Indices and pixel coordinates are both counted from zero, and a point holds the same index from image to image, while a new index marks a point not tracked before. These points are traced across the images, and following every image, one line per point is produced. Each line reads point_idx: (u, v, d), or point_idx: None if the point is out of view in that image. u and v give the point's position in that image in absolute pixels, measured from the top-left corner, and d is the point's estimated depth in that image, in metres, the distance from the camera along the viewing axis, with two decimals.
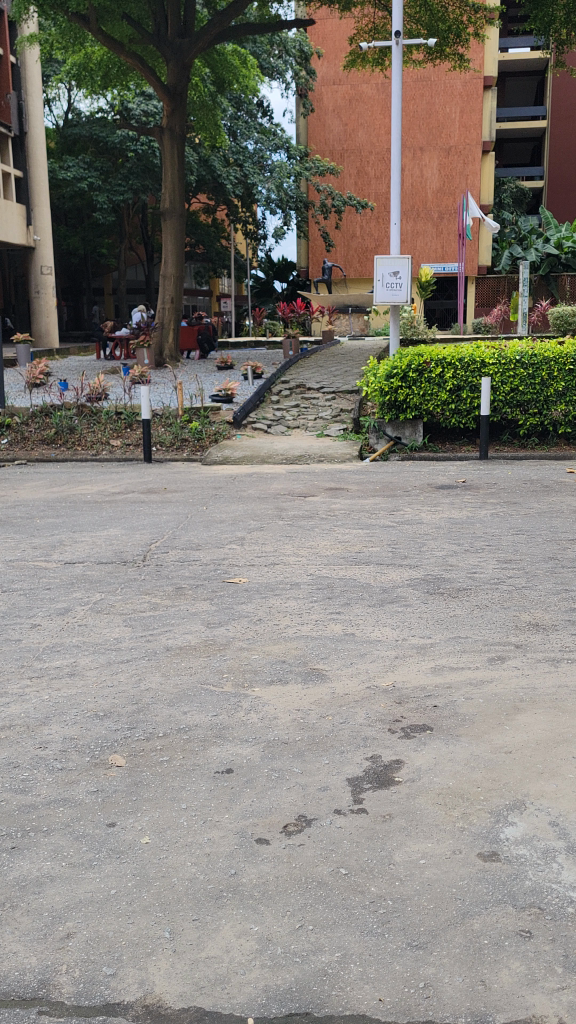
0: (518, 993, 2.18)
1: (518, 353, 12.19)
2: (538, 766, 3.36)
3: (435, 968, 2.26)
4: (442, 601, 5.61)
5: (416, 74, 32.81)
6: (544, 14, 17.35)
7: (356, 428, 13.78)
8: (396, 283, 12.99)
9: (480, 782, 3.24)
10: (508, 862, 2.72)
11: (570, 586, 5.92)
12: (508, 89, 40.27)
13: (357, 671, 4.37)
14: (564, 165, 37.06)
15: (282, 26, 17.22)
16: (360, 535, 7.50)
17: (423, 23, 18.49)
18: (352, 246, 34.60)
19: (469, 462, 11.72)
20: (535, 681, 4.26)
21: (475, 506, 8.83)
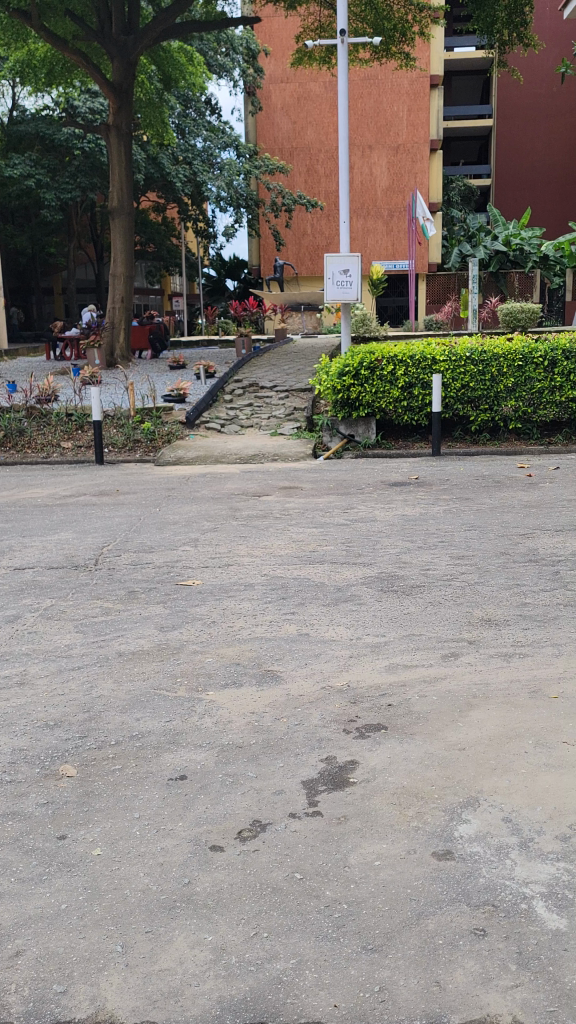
0: (474, 994, 2.18)
1: (469, 348, 12.31)
2: (490, 762, 3.39)
3: (390, 971, 2.25)
4: (397, 597, 5.65)
5: (363, 73, 32.91)
6: (487, 14, 17.58)
7: (310, 426, 13.81)
8: (346, 280, 13.00)
9: (435, 780, 3.25)
10: (462, 861, 2.72)
11: (521, 578, 6.05)
12: (455, 88, 40.76)
13: (311, 672, 4.36)
14: (511, 163, 37.59)
15: (229, 23, 17.02)
16: (314, 534, 7.49)
17: (369, 22, 18.63)
18: (303, 244, 34.65)
19: (422, 459, 11.81)
20: (487, 674, 4.32)
21: (429, 502, 8.91)
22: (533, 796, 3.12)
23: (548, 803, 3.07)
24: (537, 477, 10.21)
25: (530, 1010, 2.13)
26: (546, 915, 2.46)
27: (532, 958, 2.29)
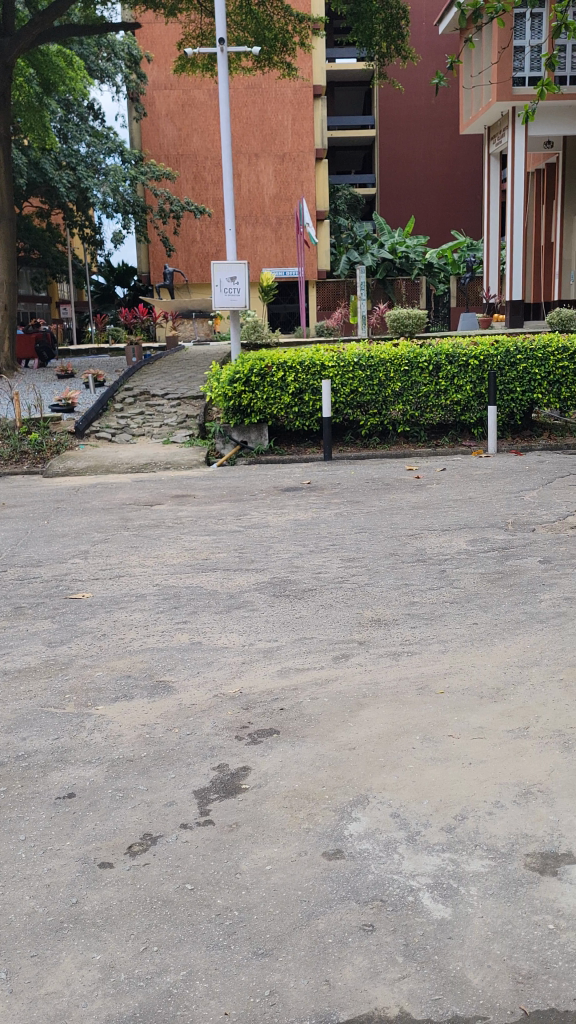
0: (362, 989, 2.22)
1: (356, 355, 12.52)
2: (379, 759, 3.46)
3: (280, 974, 2.27)
4: (288, 602, 5.70)
5: (246, 81, 33.11)
6: (365, 27, 17.97)
7: (202, 434, 13.78)
8: (234, 288, 13.04)
9: (326, 781, 3.30)
10: (352, 859, 2.77)
11: (409, 578, 6.18)
12: (338, 99, 41.53)
13: (203, 682, 4.33)
14: (394, 172, 38.53)
15: (110, 28, 16.78)
16: (206, 543, 7.45)
17: (251, 31, 18.76)
18: (193, 251, 34.56)
19: (314, 464, 11.95)
20: (376, 674, 4.39)
21: (321, 506, 9.03)
22: (420, 790, 3.21)
23: (435, 797, 3.15)
24: (424, 479, 10.51)
25: (416, 1000, 2.18)
26: (432, 906, 2.53)
27: (418, 950, 2.35)
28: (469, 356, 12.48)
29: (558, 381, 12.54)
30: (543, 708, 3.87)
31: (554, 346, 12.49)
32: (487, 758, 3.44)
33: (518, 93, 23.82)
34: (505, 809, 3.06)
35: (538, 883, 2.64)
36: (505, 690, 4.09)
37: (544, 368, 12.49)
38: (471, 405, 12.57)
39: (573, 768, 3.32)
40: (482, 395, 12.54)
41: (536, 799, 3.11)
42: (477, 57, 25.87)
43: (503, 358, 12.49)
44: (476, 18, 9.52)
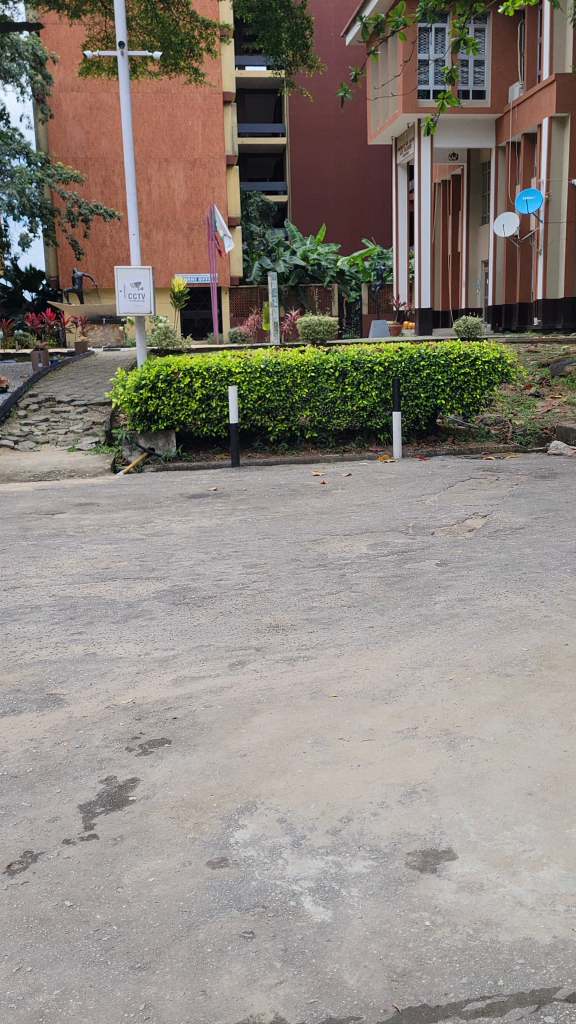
0: (239, 996, 2.22)
1: (263, 362, 12.52)
2: (269, 765, 3.47)
3: (156, 987, 2.25)
4: (188, 609, 5.67)
5: (155, 86, 32.86)
6: (272, 35, 18.01)
7: (109, 441, 13.61)
8: (139, 293, 12.90)
9: (214, 789, 3.29)
10: (236, 866, 2.77)
11: (309, 583, 6.24)
12: (248, 105, 41.65)
13: (96, 693, 4.27)
14: (305, 181, 38.88)
15: (11, 27, 16.38)
16: (107, 551, 7.38)
17: (156, 35, 18.60)
18: (103, 255, 34.05)
19: (221, 470, 11.95)
20: (271, 680, 4.39)
21: (225, 513, 9.01)
22: (307, 794, 3.23)
23: (322, 800, 3.18)
24: (330, 485, 10.56)
25: (292, 1006, 2.19)
26: (313, 909, 2.55)
27: (295, 954, 2.37)
28: (374, 362, 12.63)
29: (460, 387, 12.84)
30: (432, 708, 3.95)
31: (456, 353, 12.78)
32: (374, 761, 3.48)
33: (423, 105, 24.39)
34: (389, 809, 3.10)
35: (415, 882, 2.68)
36: (397, 691, 4.17)
37: (447, 374, 12.77)
38: (377, 411, 12.77)
39: (457, 766, 3.39)
40: (387, 401, 12.75)
41: (421, 798, 3.16)
42: (383, 69, 26.30)
43: (408, 364, 12.70)
44: (379, 31, 9.64)
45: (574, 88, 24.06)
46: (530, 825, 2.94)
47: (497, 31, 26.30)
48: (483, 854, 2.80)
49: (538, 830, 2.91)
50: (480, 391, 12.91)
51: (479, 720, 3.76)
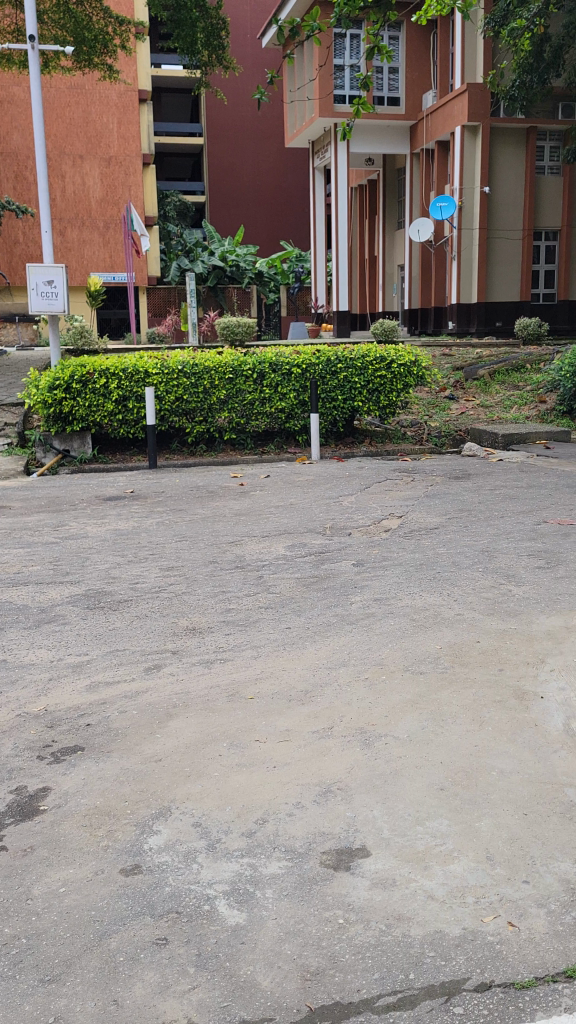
0: (151, 1006, 2.20)
1: (181, 362, 12.42)
2: (184, 769, 3.44)
3: (67, 1000, 2.21)
4: (103, 613, 5.59)
5: (68, 81, 32.28)
6: (187, 34, 17.88)
7: (22, 443, 13.30)
8: (52, 292, 12.66)
9: (129, 795, 3.25)
10: (149, 873, 2.74)
11: (226, 585, 6.22)
12: (165, 104, 41.32)
13: (7, 702, 4.16)
14: (223, 182, 38.80)
15: None
16: (20, 555, 7.21)
17: (69, 29, 18.26)
18: (16, 252, 33.26)
19: (139, 472, 11.82)
20: (187, 684, 4.36)
21: (143, 515, 8.91)
22: (223, 797, 3.22)
23: (237, 803, 3.18)
24: (248, 486, 10.56)
25: (204, 1010, 2.18)
26: (226, 912, 2.55)
27: (209, 958, 2.36)
28: (292, 365, 12.67)
29: (377, 389, 12.98)
30: (347, 707, 3.99)
31: (372, 356, 12.92)
32: (290, 762, 3.48)
33: (339, 110, 24.62)
34: (304, 810, 3.12)
35: (330, 881, 2.70)
36: (313, 692, 4.19)
37: (363, 377, 12.89)
38: (295, 414, 12.83)
39: (372, 763, 3.43)
40: (305, 403, 12.82)
41: (336, 797, 3.19)
42: (298, 73, 26.45)
43: (325, 367, 12.79)
44: (295, 35, 9.65)
45: (485, 99, 24.84)
46: (441, 819, 2.99)
47: (411, 39, 26.86)
48: (396, 850, 2.83)
49: (449, 823, 2.95)
50: (396, 393, 13.09)
51: (394, 718, 3.82)
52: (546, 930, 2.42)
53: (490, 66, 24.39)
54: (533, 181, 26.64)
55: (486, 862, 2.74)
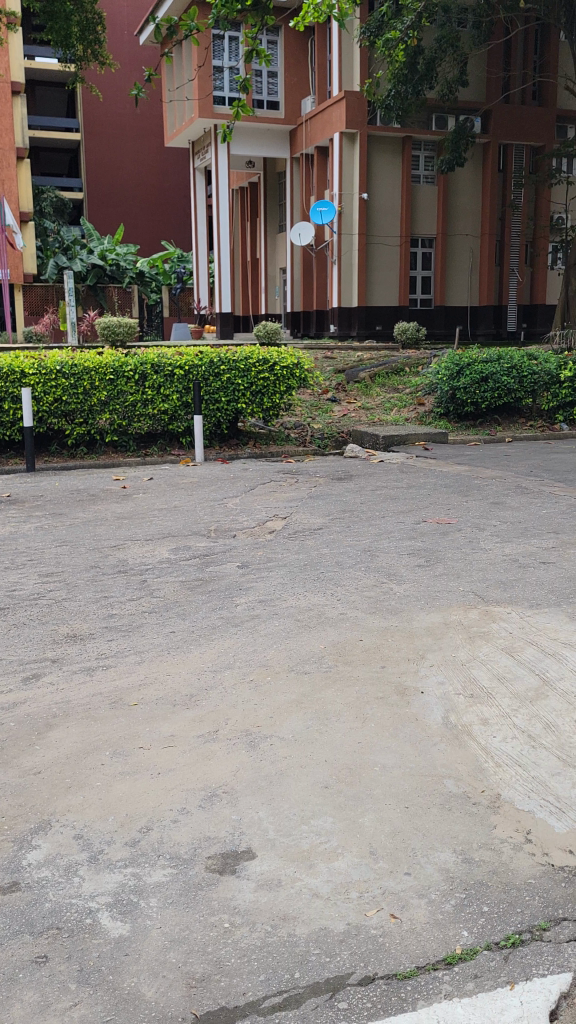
0: None
1: (59, 362, 12.11)
2: (66, 781, 3.35)
3: None
4: None
5: None
6: (61, 27, 17.44)
7: None
8: None
9: (6, 810, 3.14)
10: (27, 889, 2.66)
11: (108, 590, 6.10)
12: (39, 97, 40.23)
13: None
14: (101, 179, 38.11)
15: None
16: None
17: None
18: None
19: (16, 476, 11.44)
20: (69, 694, 4.25)
21: (21, 520, 8.62)
22: (106, 807, 3.15)
23: (120, 812, 3.12)
24: (131, 489, 10.41)
25: None
26: (110, 924, 2.50)
27: (91, 972, 2.30)
28: (174, 365, 12.56)
29: (260, 391, 13.01)
30: (233, 709, 3.98)
31: (255, 357, 12.95)
32: (174, 768, 3.44)
33: (218, 111, 24.55)
34: (189, 815, 3.09)
35: (215, 886, 2.68)
36: (197, 696, 4.15)
37: (247, 378, 12.90)
38: (178, 415, 12.72)
39: (257, 764, 3.43)
40: (188, 404, 12.71)
41: (221, 801, 3.17)
42: (177, 72, 26.26)
43: (208, 369, 12.73)
44: (172, 35, 9.55)
45: (362, 107, 25.30)
46: (326, 816, 3.01)
47: (289, 44, 27.22)
48: (281, 851, 2.84)
49: (334, 821, 2.98)
50: (279, 395, 13.16)
51: (279, 718, 3.83)
52: (427, 919, 2.48)
53: (366, 75, 24.90)
54: (410, 189, 27.38)
55: (370, 856, 2.78)
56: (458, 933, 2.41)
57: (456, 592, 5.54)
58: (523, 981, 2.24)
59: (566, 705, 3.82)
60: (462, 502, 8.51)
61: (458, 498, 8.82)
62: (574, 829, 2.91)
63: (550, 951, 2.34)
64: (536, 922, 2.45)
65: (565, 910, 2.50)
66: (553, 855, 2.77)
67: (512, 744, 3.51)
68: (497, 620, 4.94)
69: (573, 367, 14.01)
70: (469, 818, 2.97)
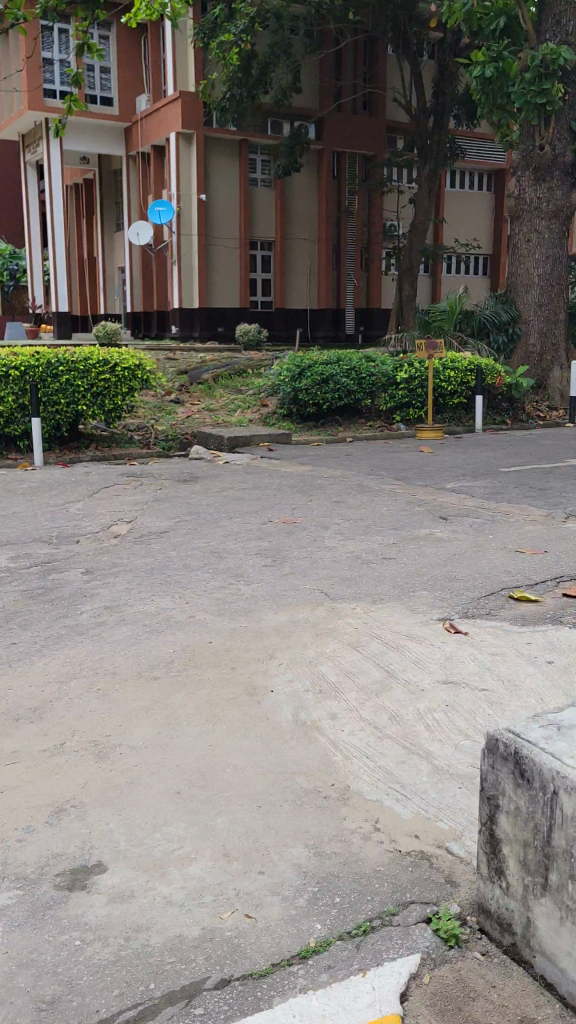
0: None
1: None
2: None
3: None
4: None
5: None
6: None
7: None
8: None
9: None
10: None
11: None
12: None
13: None
14: None
15: None
16: None
17: None
18: None
19: None
20: None
21: None
22: None
23: None
24: None
25: None
26: None
27: None
28: (9, 366, 12.07)
29: (101, 392, 12.74)
30: (80, 720, 3.87)
31: (95, 358, 12.65)
32: (19, 785, 3.31)
33: (49, 103, 23.77)
34: (36, 833, 2.97)
35: (64, 905, 2.59)
36: (42, 709, 4.01)
37: (87, 380, 12.57)
38: (15, 418, 12.24)
39: (106, 775, 3.35)
40: (26, 406, 12.25)
41: (69, 815, 3.07)
42: (4, 61, 25.27)
43: (46, 369, 12.32)
44: None
45: (198, 107, 25.32)
46: (179, 822, 2.98)
47: (122, 39, 26.86)
48: (133, 861, 2.78)
49: (187, 827, 2.95)
50: (121, 396, 12.92)
51: (128, 726, 3.76)
52: (280, 915, 2.50)
53: (201, 77, 24.89)
54: (248, 193, 27.76)
55: (223, 858, 2.77)
56: (311, 927, 2.45)
57: (302, 590, 5.61)
58: (374, 966, 2.29)
59: (409, 695, 3.95)
60: (307, 502, 8.65)
61: (302, 497, 8.94)
62: (418, 814, 3.02)
63: (399, 934, 2.41)
64: (386, 907, 2.52)
65: (413, 893, 2.59)
66: (400, 841, 2.86)
67: (359, 737, 3.60)
68: (342, 617, 5.05)
69: (408, 368, 14.56)
70: (319, 813, 3.03)
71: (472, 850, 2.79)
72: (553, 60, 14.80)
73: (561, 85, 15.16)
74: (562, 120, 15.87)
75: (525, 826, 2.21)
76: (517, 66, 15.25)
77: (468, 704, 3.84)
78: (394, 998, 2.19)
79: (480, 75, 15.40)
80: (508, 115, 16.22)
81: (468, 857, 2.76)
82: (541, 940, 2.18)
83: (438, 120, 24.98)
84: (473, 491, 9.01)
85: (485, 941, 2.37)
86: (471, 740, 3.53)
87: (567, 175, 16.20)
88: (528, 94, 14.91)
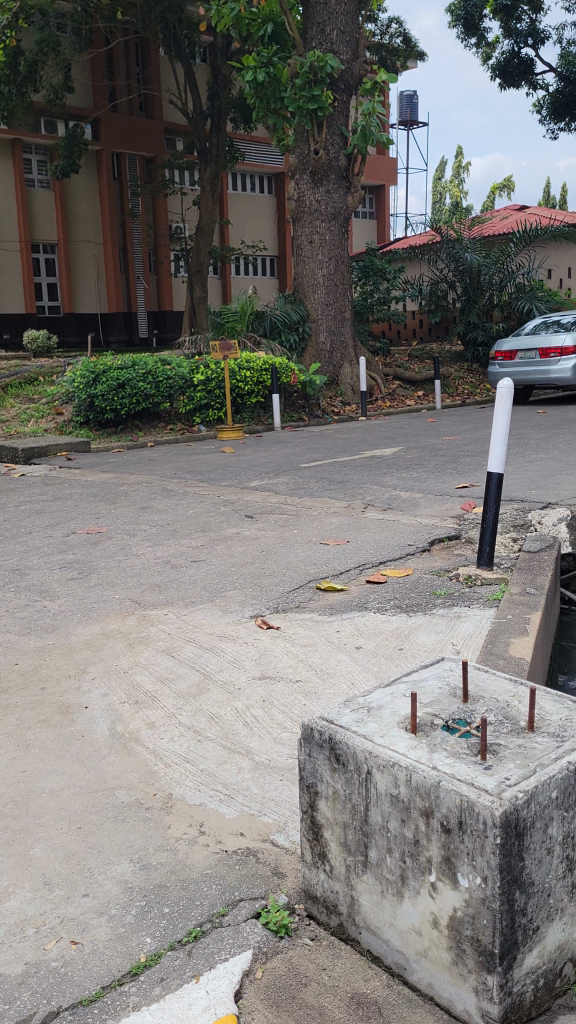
0: None
1: None
2: None
3: None
4: None
5: None
6: None
7: None
8: None
9: None
10: None
11: None
12: None
13: None
14: None
15: None
16: None
17: None
18: None
19: None
20: None
21: None
22: None
23: None
24: None
25: None
26: None
27: None
28: None
29: None
30: None
31: None
32: None
33: None
34: None
35: None
36: None
37: None
38: None
39: None
40: None
41: None
42: None
43: None
44: None
45: None
46: None
47: None
48: None
49: (2, 860, 2.80)
50: None
51: None
52: (108, 935, 2.44)
53: None
54: (25, 195, 26.96)
55: (43, 887, 2.67)
56: (141, 941, 2.41)
57: (112, 601, 5.50)
58: (208, 970, 2.29)
59: (227, 694, 3.99)
60: (111, 510, 8.51)
61: (108, 505, 8.79)
62: (243, 809, 3.06)
63: (230, 933, 2.42)
64: (215, 909, 2.52)
65: (241, 892, 2.60)
66: (226, 840, 2.88)
67: (179, 742, 3.58)
68: (154, 623, 5.01)
69: (204, 369, 14.63)
70: (143, 825, 2.98)
71: (296, 838, 2.87)
72: (321, 67, 15.45)
73: (331, 91, 15.85)
74: (333, 124, 16.58)
75: (343, 809, 2.28)
76: (286, 71, 15.81)
77: (284, 697, 3.91)
78: (228, 999, 2.19)
79: (252, 79, 15.83)
80: (281, 118, 16.75)
81: (293, 845, 2.83)
82: (365, 916, 2.27)
83: (215, 123, 25.22)
84: (275, 491, 9.02)
85: (312, 926, 2.44)
86: (289, 730, 3.62)
87: (342, 178, 16.93)
88: (300, 98, 15.73)
